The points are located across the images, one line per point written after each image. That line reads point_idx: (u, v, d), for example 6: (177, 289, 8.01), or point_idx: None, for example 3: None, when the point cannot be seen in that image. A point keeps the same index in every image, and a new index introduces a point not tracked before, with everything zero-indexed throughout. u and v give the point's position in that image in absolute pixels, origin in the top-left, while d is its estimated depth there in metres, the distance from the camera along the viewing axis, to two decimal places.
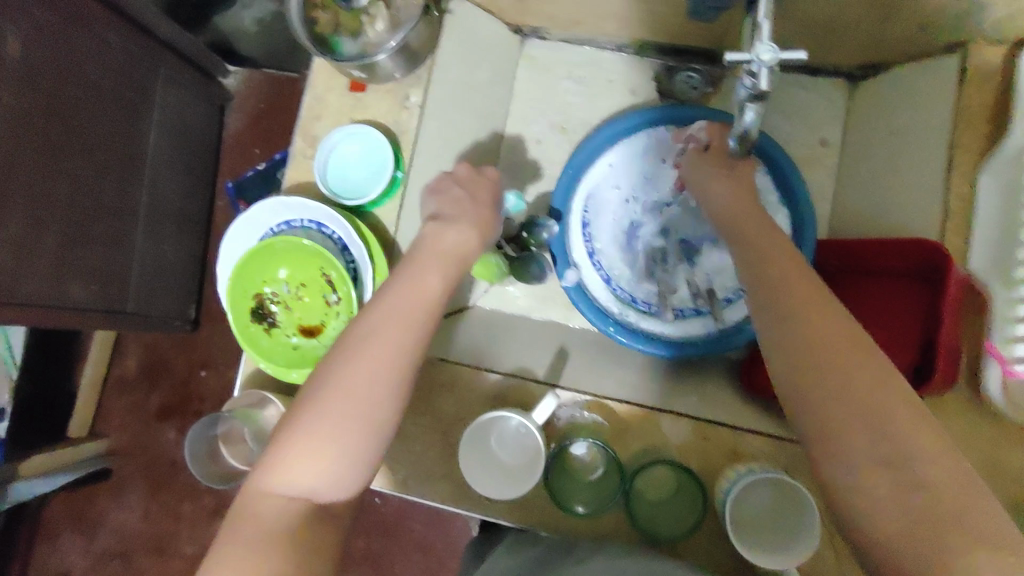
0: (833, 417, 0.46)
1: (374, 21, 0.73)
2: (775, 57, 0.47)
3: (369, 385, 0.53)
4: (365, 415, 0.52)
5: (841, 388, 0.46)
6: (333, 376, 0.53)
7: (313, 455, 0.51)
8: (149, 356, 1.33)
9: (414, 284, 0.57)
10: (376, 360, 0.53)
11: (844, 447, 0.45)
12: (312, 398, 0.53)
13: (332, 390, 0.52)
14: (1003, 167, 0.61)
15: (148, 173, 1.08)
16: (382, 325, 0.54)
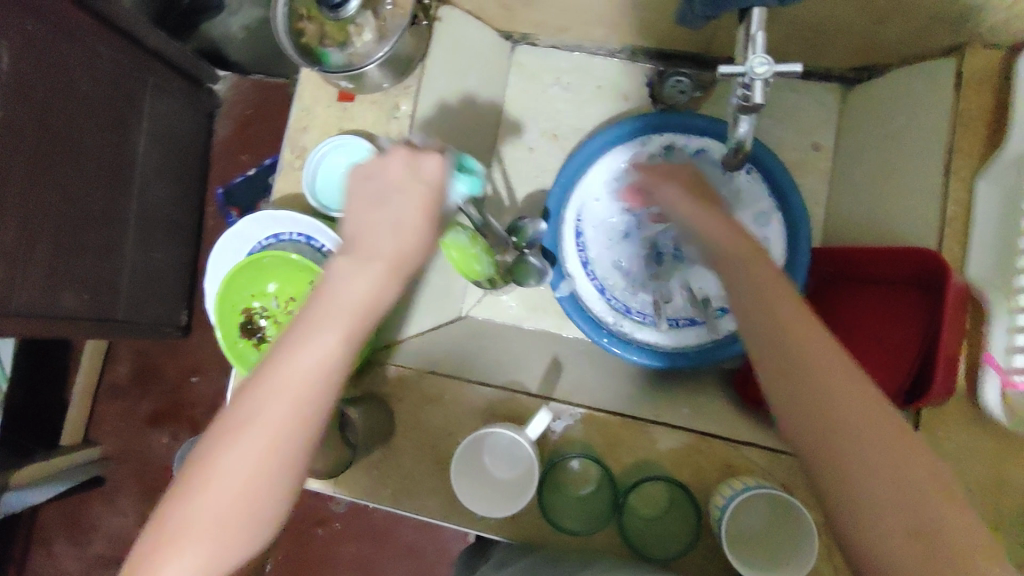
0: (827, 442, 0.44)
1: (362, 32, 0.72)
2: (770, 69, 0.47)
3: (257, 460, 0.43)
4: (241, 512, 0.43)
5: (839, 413, 0.44)
6: (207, 465, 0.43)
7: (184, 560, 0.43)
8: (141, 364, 1.32)
9: (315, 351, 0.44)
10: (256, 448, 0.43)
11: (838, 470, 0.43)
12: (183, 488, 0.43)
13: (206, 480, 0.43)
14: (1001, 174, 0.61)
15: (137, 182, 1.07)
16: (263, 401, 0.43)
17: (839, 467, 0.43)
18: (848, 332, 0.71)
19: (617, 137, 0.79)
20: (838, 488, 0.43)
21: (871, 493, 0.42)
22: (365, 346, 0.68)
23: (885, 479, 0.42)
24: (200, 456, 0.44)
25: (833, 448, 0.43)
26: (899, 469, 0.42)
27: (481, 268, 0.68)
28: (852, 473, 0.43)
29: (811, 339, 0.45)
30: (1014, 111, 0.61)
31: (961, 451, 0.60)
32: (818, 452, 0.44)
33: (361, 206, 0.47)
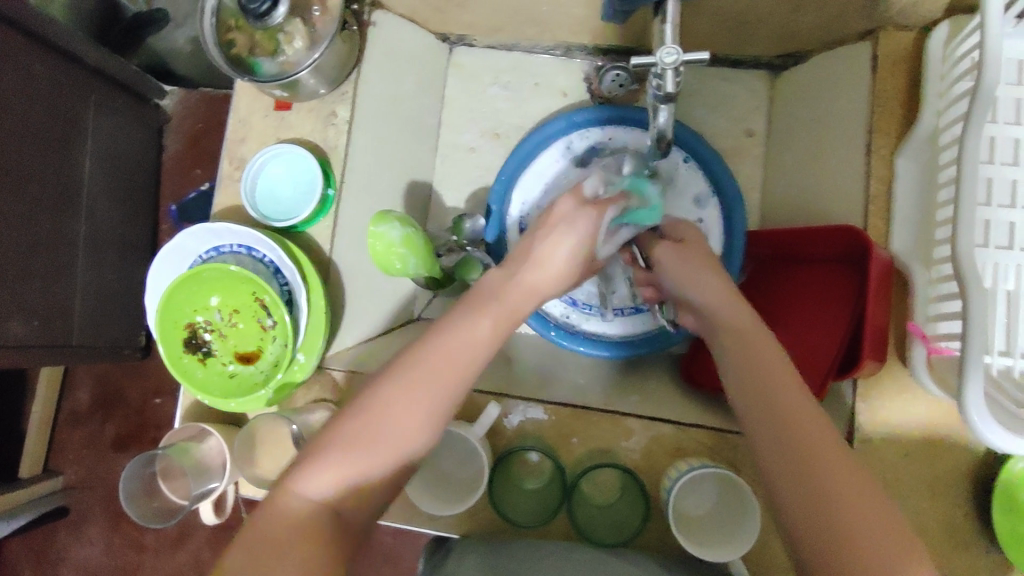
0: (779, 432, 0.47)
1: (292, 39, 0.71)
2: (677, 58, 0.52)
3: (429, 404, 0.49)
4: (402, 450, 0.48)
5: (796, 411, 0.48)
6: (385, 392, 0.49)
7: (346, 467, 0.47)
8: (99, 389, 1.29)
9: (473, 321, 0.52)
10: (438, 383, 0.49)
11: (792, 465, 0.46)
12: (375, 399, 0.48)
13: (390, 405, 0.48)
14: (919, 150, 0.63)
15: (85, 204, 1.05)
16: (461, 347, 0.51)
17: (796, 460, 0.46)
18: (784, 311, 0.73)
19: (561, 127, 0.81)
20: (791, 481, 0.46)
21: (817, 489, 0.44)
22: (313, 354, 0.68)
23: (831, 481, 0.45)
24: (377, 385, 0.49)
25: (787, 442, 0.47)
26: (846, 472, 0.45)
27: (406, 270, 0.67)
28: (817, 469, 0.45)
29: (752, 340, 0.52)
30: (926, 89, 0.63)
31: (898, 418, 0.63)
32: (776, 444, 0.47)
33: (543, 246, 0.58)
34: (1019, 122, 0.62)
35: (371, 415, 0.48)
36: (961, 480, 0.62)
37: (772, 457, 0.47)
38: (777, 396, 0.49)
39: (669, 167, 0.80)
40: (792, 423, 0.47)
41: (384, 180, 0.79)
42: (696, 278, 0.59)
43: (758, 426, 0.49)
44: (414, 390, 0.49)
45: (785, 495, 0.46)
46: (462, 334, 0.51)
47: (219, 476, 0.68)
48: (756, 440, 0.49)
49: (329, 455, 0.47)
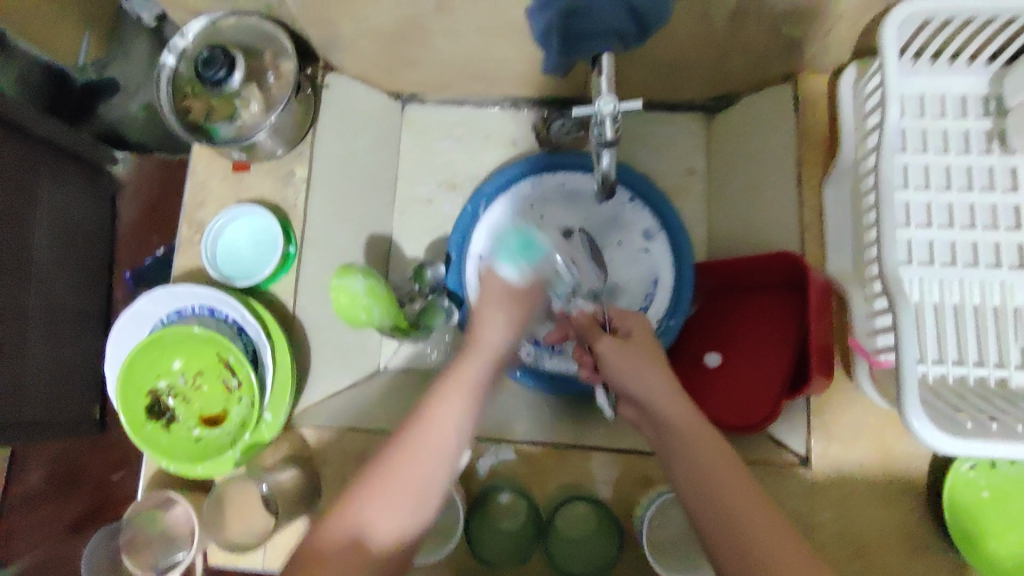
0: (678, 445, 0.55)
1: (249, 103, 0.73)
2: (615, 108, 0.56)
3: (409, 488, 0.51)
4: (373, 553, 0.49)
5: (713, 460, 0.52)
6: (364, 494, 0.50)
7: None
8: (53, 468, 1.23)
9: (445, 405, 0.54)
10: (410, 485, 0.51)
11: (692, 468, 0.53)
12: (353, 498, 0.51)
13: (369, 507, 0.50)
14: (843, 180, 0.69)
15: (36, 277, 1.03)
16: (435, 452, 0.53)
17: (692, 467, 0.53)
18: (736, 339, 0.77)
19: (514, 176, 0.85)
20: (691, 485, 0.53)
21: (709, 491, 0.51)
22: (280, 412, 0.68)
23: (747, 518, 0.49)
24: (360, 486, 0.51)
25: (684, 457, 0.54)
26: (730, 470, 0.52)
27: (371, 321, 0.68)
28: (738, 522, 0.49)
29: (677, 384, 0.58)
30: (842, 125, 0.70)
31: (848, 431, 0.66)
32: (676, 452, 0.55)
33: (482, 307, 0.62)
34: (927, 150, 0.68)
35: (347, 518, 0.50)
36: (916, 488, 0.65)
37: (681, 467, 0.54)
38: (698, 450, 0.53)
39: (617, 206, 0.84)
40: (683, 434, 0.55)
41: (344, 235, 0.81)
42: (643, 375, 0.60)
43: (668, 447, 0.56)
44: (391, 492, 0.51)
45: (694, 503, 0.52)
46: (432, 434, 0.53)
47: (188, 545, 0.65)
48: (668, 458, 0.55)
49: (321, 553, 0.49)
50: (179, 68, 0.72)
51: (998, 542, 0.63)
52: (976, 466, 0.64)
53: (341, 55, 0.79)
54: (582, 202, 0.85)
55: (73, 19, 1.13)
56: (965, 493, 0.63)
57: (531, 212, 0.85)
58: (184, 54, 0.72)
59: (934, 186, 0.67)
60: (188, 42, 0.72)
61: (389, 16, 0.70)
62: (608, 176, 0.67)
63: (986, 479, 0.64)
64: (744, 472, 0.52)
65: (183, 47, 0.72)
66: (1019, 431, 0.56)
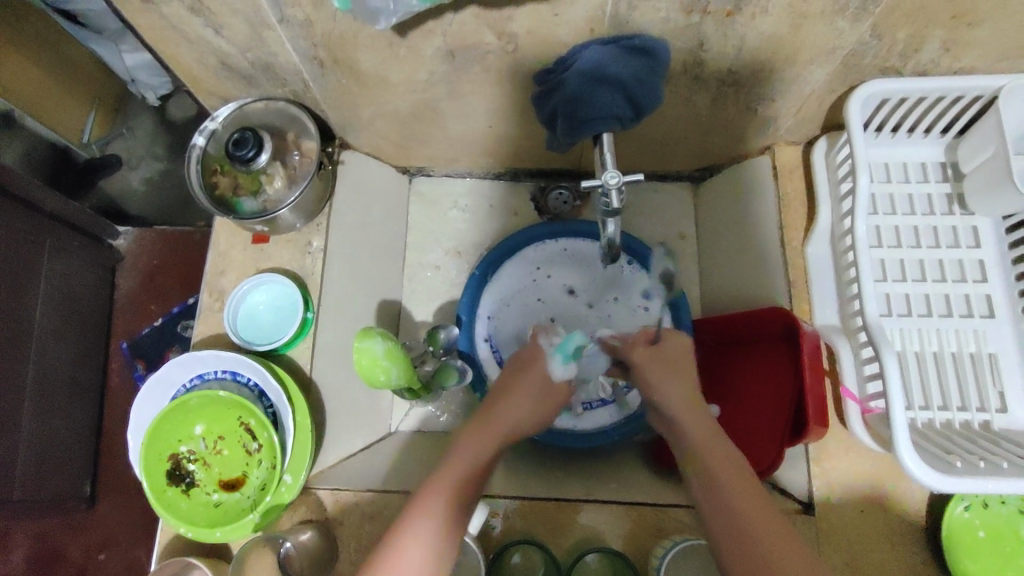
0: (708, 493, 0.56)
1: (273, 180, 0.79)
2: (620, 180, 0.61)
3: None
4: None
5: (733, 493, 0.55)
6: None
7: None
8: (38, 548, 1.19)
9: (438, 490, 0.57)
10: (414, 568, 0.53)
11: (721, 517, 0.55)
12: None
13: None
14: (824, 241, 0.75)
15: (34, 348, 1.04)
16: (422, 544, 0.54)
17: (723, 515, 0.54)
18: (735, 392, 0.81)
19: (521, 242, 0.90)
20: (723, 535, 0.54)
21: (733, 526, 0.53)
22: (300, 474, 0.70)
23: (766, 548, 0.51)
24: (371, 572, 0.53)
25: (703, 482, 0.57)
26: (764, 523, 0.53)
27: (390, 381, 0.70)
28: (757, 550, 0.52)
29: (700, 425, 0.61)
30: (818, 191, 0.77)
31: (847, 478, 0.69)
32: (706, 503, 0.56)
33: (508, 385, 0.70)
34: (895, 213, 0.75)
35: None
36: (915, 532, 0.68)
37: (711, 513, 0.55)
38: (715, 480, 0.57)
39: (616, 269, 0.89)
40: (715, 485, 0.56)
41: (358, 300, 0.85)
42: (667, 391, 0.65)
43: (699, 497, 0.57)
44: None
45: (725, 552, 0.53)
46: (400, 562, 0.53)
47: None
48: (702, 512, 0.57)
49: None
50: (207, 147, 0.78)
51: None
52: (971, 507, 0.67)
53: (356, 134, 0.86)
54: (585, 265, 0.90)
55: (83, 98, 1.24)
56: (962, 533, 0.66)
57: (537, 273, 0.90)
58: (213, 135, 0.78)
59: (905, 245, 0.74)
60: (218, 125, 0.78)
61: (405, 100, 0.77)
62: (613, 241, 0.72)
63: (980, 519, 0.68)
64: (766, 505, 0.55)
65: (214, 129, 0.78)
66: (1004, 467, 0.60)
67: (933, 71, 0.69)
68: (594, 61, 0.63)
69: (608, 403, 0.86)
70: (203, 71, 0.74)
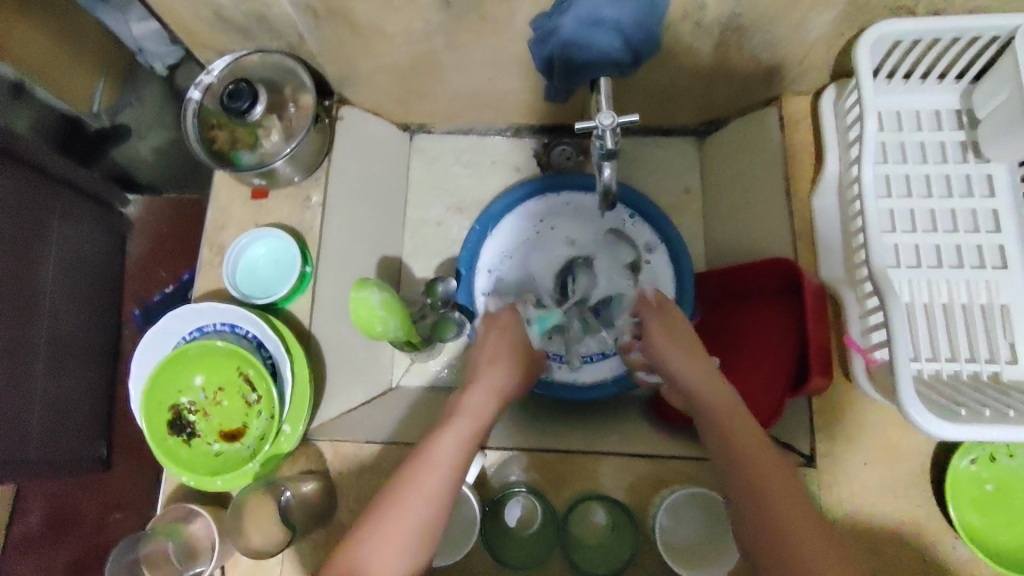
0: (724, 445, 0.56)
1: (269, 133, 0.78)
2: (614, 121, 0.60)
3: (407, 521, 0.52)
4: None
5: (746, 442, 0.55)
6: (374, 528, 0.52)
7: None
8: (55, 510, 1.22)
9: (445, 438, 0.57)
10: (412, 516, 0.52)
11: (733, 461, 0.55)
12: (370, 525, 0.52)
13: (366, 549, 0.51)
14: (830, 191, 0.73)
15: (47, 311, 1.04)
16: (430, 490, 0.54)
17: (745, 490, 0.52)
18: (736, 347, 0.80)
19: (524, 194, 0.89)
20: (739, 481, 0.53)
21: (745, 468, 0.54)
22: (299, 424, 0.70)
23: (778, 497, 0.51)
24: (373, 517, 0.53)
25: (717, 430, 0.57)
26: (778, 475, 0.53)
27: (388, 332, 0.70)
28: (766, 493, 0.52)
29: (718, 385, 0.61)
30: (824, 140, 0.74)
31: (851, 428, 0.69)
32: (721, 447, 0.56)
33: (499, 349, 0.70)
34: (905, 161, 0.73)
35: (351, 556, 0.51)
36: (923, 484, 0.67)
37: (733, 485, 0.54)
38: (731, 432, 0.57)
39: (618, 222, 0.88)
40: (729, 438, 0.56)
41: (358, 256, 0.85)
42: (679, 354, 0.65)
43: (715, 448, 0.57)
44: (393, 526, 0.52)
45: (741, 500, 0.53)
46: (400, 507, 0.53)
47: (208, 559, 0.66)
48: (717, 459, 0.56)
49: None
50: (204, 101, 0.77)
51: (1005, 534, 0.65)
52: (978, 460, 0.66)
53: (356, 88, 0.84)
54: (588, 219, 0.89)
55: (91, 66, 1.21)
56: (967, 486, 0.66)
57: (541, 226, 0.89)
58: (209, 89, 0.77)
59: (915, 194, 0.71)
60: (214, 78, 0.77)
61: (403, 52, 0.76)
62: (609, 188, 0.71)
63: (988, 472, 0.66)
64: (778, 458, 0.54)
65: (208, 83, 0.77)
66: (1011, 415, 0.58)
67: (946, 11, 0.66)
68: (590, 10, 0.63)
69: (608, 356, 0.86)
70: (198, 23, 0.73)
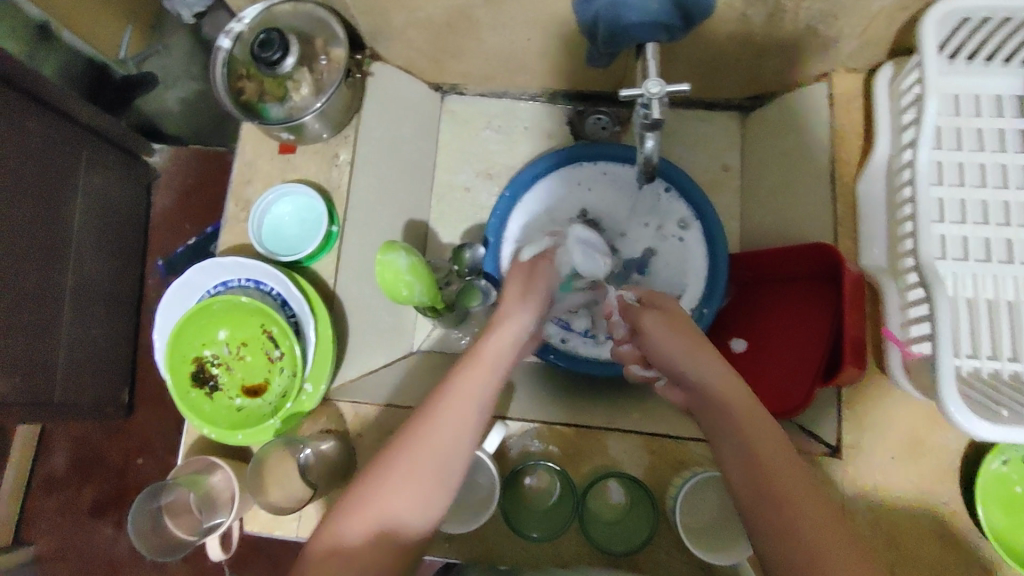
0: (732, 426, 0.54)
1: (299, 86, 0.76)
2: (662, 90, 0.57)
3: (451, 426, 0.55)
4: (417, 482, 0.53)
5: (752, 425, 0.53)
6: (414, 438, 0.54)
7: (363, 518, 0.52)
8: (78, 451, 1.25)
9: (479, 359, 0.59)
10: (455, 427, 0.55)
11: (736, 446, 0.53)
12: (410, 437, 0.54)
13: (405, 455, 0.54)
14: (878, 175, 0.70)
15: (73, 258, 1.05)
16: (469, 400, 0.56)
17: (768, 502, 0.50)
18: (764, 330, 0.79)
19: (560, 159, 0.87)
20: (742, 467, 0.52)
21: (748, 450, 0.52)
22: (320, 384, 0.70)
23: (785, 486, 0.50)
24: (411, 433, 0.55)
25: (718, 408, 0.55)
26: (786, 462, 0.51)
27: (413, 298, 0.69)
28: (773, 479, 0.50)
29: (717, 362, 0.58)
30: (876, 120, 0.71)
31: (882, 420, 0.67)
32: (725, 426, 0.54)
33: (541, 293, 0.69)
34: (961, 147, 0.69)
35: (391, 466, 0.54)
36: (952, 482, 0.65)
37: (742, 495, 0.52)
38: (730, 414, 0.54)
39: (652, 196, 0.86)
40: (734, 416, 0.54)
41: (384, 219, 0.83)
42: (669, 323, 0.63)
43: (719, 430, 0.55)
44: (433, 439, 0.54)
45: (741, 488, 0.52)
46: (442, 415, 0.55)
47: (227, 511, 0.68)
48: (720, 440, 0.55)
49: (359, 496, 0.53)
50: (234, 50, 0.75)
51: None
52: (1010, 462, 0.65)
53: (388, 44, 0.81)
54: (623, 188, 0.87)
55: (118, 10, 1.19)
56: (996, 488, 0.64)
57: (577, 193, 0.87)
58: (239, 38, 0.75)
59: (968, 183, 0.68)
60: (244, 27, 0.75)
61: (439, 6, 0.73)
62: (650, 159, 0.69)
63: (1018, 473, 0.65)
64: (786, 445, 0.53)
65: (239, 31, 0.75)
66: None
67: None
68: None
69: None
70: None
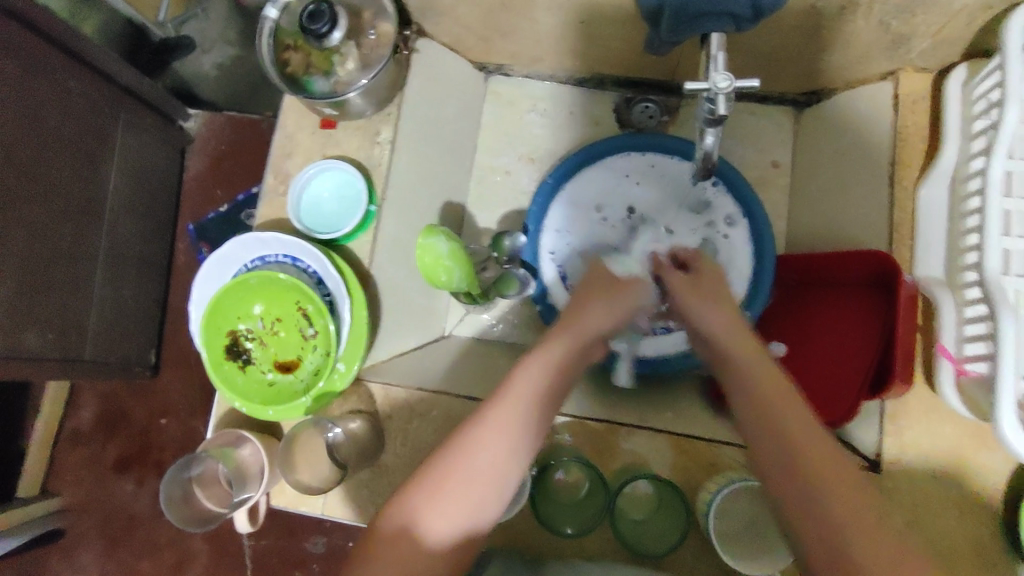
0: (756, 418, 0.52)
1: (346, 60, 0.74)
2: (731, 85, 0.56)
3: (512, 420, 0.54)
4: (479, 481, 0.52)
5: (792, 426, 0.51)
6: (475, 432, 0.53)
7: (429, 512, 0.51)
8: (104, 408, 1.27)
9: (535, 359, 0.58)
10: (516, 424, 0.54)
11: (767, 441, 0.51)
12: (471, 429, 0.54)
13: (469, 449, 0.53)
14: (943, 182, 0.67)
15: (108, 219, 1.05)
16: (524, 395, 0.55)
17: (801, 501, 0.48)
18: (808, 335, 0.77)
19: (608, 149, 0.85)
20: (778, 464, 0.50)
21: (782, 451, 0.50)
22: (353, 364, 0.69)
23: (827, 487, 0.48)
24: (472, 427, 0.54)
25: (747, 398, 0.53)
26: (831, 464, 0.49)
27: (451, 284, 0.68)
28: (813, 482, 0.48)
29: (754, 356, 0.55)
30: (945, 124, 0.68)
31: (926, 436, 0.65)
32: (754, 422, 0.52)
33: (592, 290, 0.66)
34: None
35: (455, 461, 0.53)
36: (996, 503, 0.63)
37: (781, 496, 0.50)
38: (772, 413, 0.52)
39: (699, 191, 0.83)
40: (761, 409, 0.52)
41: (423, 199, 0.82)
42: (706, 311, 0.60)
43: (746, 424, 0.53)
44: (495, 438, 0.53)
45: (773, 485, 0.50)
46: (500, 411, 0.54)
47: (256, 485, 0.69)
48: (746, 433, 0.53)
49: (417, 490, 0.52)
50: (281, 20, 0.74)
51: None
52: None
53: (436, 20, 0.79)
54: (672, 181, 0.84)
55: None
56: None
57: (622, 183, 0.85)
58: (286, 8, 0.74)
59: None
60: None
61: None
62: (709, 155, 0.67)
63: None
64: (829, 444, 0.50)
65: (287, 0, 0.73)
66: None
67: None
68: None
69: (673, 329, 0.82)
70: None
